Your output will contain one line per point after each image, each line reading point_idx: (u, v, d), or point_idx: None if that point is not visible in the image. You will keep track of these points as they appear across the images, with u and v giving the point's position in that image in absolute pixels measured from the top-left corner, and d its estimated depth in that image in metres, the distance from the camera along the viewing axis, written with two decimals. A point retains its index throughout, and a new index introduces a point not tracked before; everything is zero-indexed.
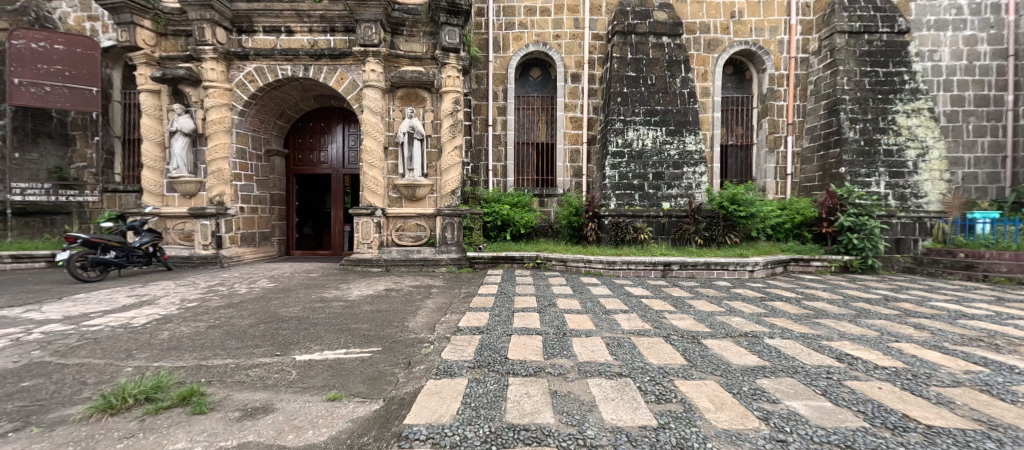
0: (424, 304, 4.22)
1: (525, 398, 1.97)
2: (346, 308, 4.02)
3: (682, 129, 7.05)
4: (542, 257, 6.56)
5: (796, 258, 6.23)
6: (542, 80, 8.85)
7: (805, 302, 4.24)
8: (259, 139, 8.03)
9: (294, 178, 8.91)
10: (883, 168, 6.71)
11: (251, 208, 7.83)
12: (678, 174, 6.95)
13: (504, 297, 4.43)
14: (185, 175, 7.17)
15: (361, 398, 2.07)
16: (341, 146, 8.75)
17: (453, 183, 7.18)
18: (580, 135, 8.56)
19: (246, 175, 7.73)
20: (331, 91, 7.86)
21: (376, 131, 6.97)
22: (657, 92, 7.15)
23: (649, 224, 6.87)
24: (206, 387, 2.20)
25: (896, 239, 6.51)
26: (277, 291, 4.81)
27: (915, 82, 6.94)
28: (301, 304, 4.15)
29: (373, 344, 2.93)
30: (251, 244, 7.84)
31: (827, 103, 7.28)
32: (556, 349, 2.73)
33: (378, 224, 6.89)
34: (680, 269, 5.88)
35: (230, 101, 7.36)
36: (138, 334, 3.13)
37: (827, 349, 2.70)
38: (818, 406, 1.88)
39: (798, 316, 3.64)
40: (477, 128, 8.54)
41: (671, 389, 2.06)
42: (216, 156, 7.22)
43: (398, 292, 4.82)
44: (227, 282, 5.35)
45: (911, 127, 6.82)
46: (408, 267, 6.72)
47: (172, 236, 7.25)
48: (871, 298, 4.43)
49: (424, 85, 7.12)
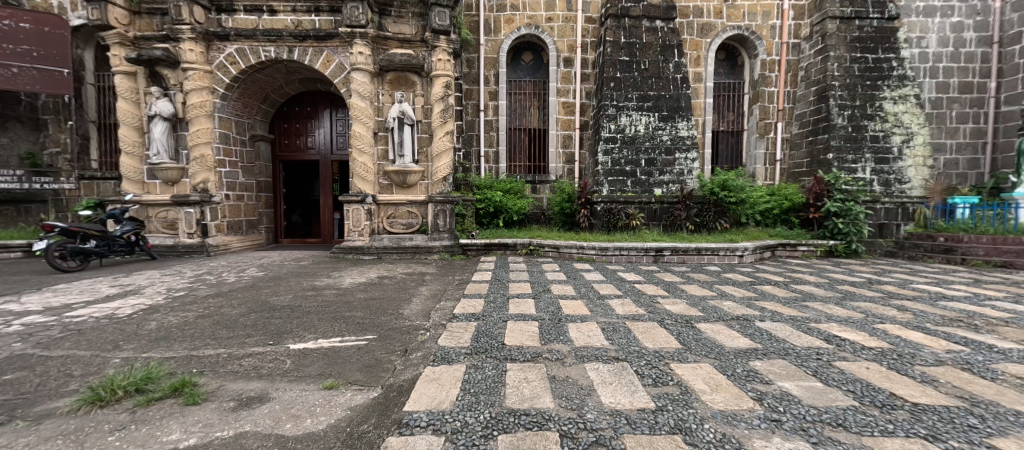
0: (418, 291, 4.21)
1: (524, 383, 1.99)
2: (339, 295, 3.99)
3: (675, 115, 7.03)
4: (535, 244, 6.55)
5: (784, 243, 6.33)
6: (534, 64, 8.68)
7: (793, 285, 4.35)
8: (243, 124, 7.77)
9: (281, 164, 8.66)
10: (869, 154, 6.82)
11: (237, 196, 7.62)
12: (670, 160, 6.96)
13: (499, 284, 4.43)
14: (166, 161, 6.92)
15: (359, 386, 2.06)
16: (329, 131, 8.52)
17: (445, 169, 7.07)
18: (572, 121, 8.48)
19: (231, 161, 7.49)
20: (317, 74, 7.60)
21: (365, 117, 6.80)
22: (650, 77, 7.09)
23: (641, 211, 6.91)
24: (198, 377, 2.17)
25: (880, 224, 6.69)
26: (267, 280, 4.72)
27: (903, 69, 7.01)
28: (293, 293, 4.09)
29: (368, 332, 2.90)
30: (238, 232, 7.65)
31: (817, 89, 7.32)
32: (552, 334, 2.74)
33: (369, 211, 6.80)
34: (672, 255, 5.92)
35: (211, 84, 7.08)
36: (125, 324, 3.05)
37: (816, 331, 2.78)
38: (809, 386, 1.96)
39: (787, 299, 3.73)
40: (469, 113, 8.39)
41: (666, 372, 2.10)
42: (198, 141, 6.98)
43: (392, 279, 4.79)
44: (214, 271, 5.23)
45: (897, 113, 6.92)
46: (401, 254, 6.66)
47: (156, 225, 7.05)
48: (855, 281, 4.57)
49: (413, 68, 6.93)
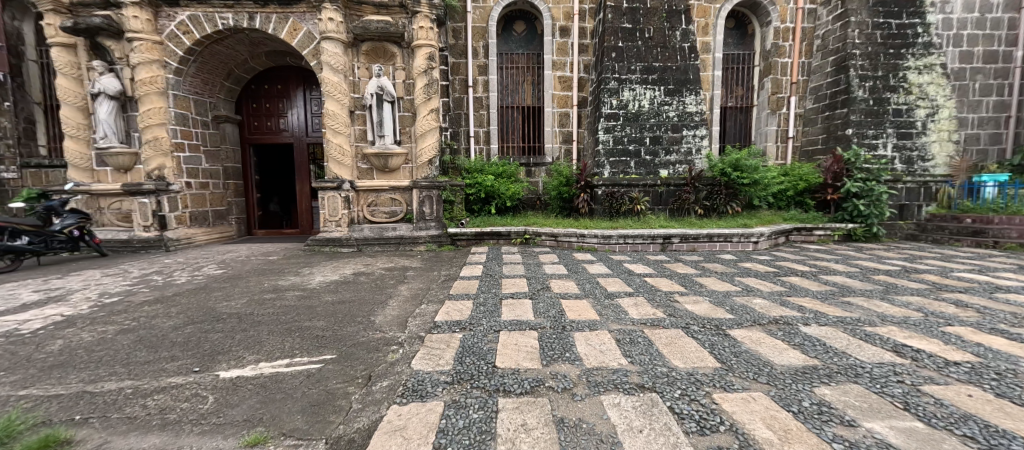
0: (396, 291, 3.62)
1: (522, 434, 1.43)
2: (302, 299, 3.39)
3: (682, 88, 6.39)
4: (531, 232, 6.02)
5: (799, 227, 5.84)
6: (527, 34, 7.89)
7: (822, 277, 3.85)
8: (204, 103, 6.95)
9: (251, 148, 7.88)
10: (891, 129, 6.28)
11: (200, 183, 6.89)
12: (677, 138, 6.37)
13: (490, 280, 3.86)
14: (116, 145, 6.15)
15: (294, 440, 1.48)
16: (303, 112, 7.72)
17: (430, 151, 6.39)
18: (569, 97, 7.80)
19: (191, 145, 6.72)
20: (285, 46, 6.77)
21: (339, 93, 6.04)
22: (655, 47, 6.39)
23: (645, 195, 6.35)
24: (75, 430, 1.57)
25: (901, 205, 6.21)
26: (223, 280, 4.09)
27: (929, 36, 6.36)
28: (249, 296, 3.48)
29: (326, 350, 2.32)
30: (203, 224, 6.94)
31: (835, 60, 6.70)
32: (555, 350, 2.18)
33: (347, 199, 6.14)
34: (680, 242, 5.41)
35: (162, 57, 6.23)
36: (19, 346, 2.42)
37: (877, 339, 2.28)
38: (910, 429, 1.43)
39: (823, 294, 3.23)
40: (456, 90, 7.65)
41: (712, 410, 1.56)
42: (150, 122, 6.18)
43: (368, 277, 4.20)
44: (165, 270, 4.57)
45: (922, 84, 6.32)
46: (383, 246, 6.04)
47: (110, 217, 6.35)
48: (887, 270, 4.11)
49: (392, 38, 6.16)
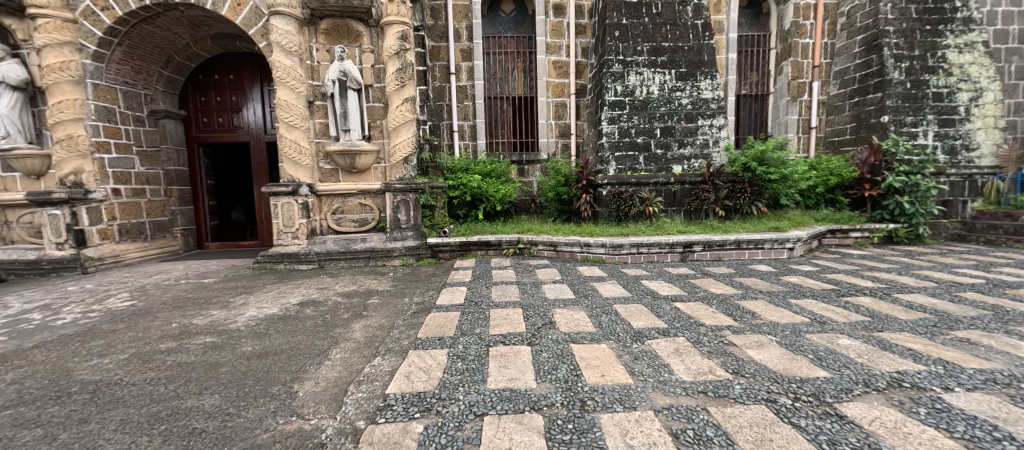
0: (347, 334, 2.65)
1: None
2: (208, 351, 2.40)
3: (695, 71, 5.55)
4: (525, 241, 5.15)
5: (834, 228, 5.06)
6: (517, 14, 6.95)
7: (899, 297, 3.02)
8: (138, 96, 5.88)
9: (200, 148, 6.75)
10: (931, 115, 5.54)
11: (133, 190, 5.82)
12: (691, 129, 5.55)
13: (474, 311, 2.95)
14: (21, 147, 5.06)
15: None
16: (260, 107, 6.63)
17: (404, 148, 5.42)
18: (565, 85, 6.95)
19: (118, 145, 5.64)
20: (232, 27, 5.70)
21: (292, 79, 5.03)
22: (663, 24, 5.53)
23: (657, 194, 5.49)
24: None
25: (945, 202, 5.48)
26: (121, 319, 3.07)
27: (970, 9, 5.58)
28: (136, 347, 2.48)
29: None
30: (137, 238, 5.85)
31: (865, 38, 5.96)
32: None
33: (306, 206, 5.14)
34: (703, 251, 4.58)
35: (75, 38, 5.14)
36: None
37: None
38: None
39: (923, 328, 2.39)
40: (436, 77, 6.73)
41: None
42: (62, 116, 5.11)
43: (320, 308, 3.25)
44: (56, 303, 3.52)
45: (963, 64, 5.57)
46: (350, 261, 5.06)
47: (19, 233, 5.27)
48: (969, 284, 3.31)
49: (357, 13, 5.19)
